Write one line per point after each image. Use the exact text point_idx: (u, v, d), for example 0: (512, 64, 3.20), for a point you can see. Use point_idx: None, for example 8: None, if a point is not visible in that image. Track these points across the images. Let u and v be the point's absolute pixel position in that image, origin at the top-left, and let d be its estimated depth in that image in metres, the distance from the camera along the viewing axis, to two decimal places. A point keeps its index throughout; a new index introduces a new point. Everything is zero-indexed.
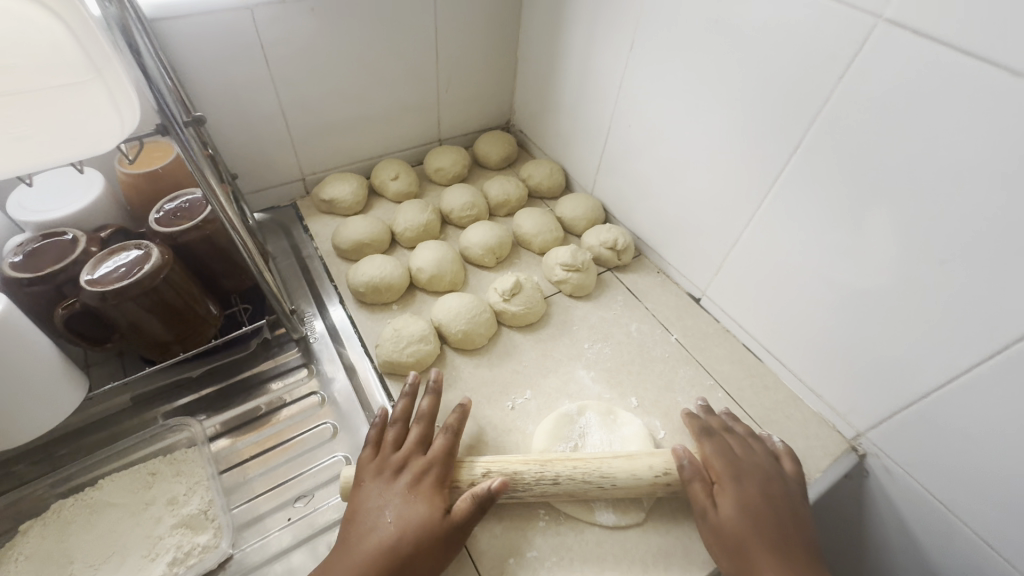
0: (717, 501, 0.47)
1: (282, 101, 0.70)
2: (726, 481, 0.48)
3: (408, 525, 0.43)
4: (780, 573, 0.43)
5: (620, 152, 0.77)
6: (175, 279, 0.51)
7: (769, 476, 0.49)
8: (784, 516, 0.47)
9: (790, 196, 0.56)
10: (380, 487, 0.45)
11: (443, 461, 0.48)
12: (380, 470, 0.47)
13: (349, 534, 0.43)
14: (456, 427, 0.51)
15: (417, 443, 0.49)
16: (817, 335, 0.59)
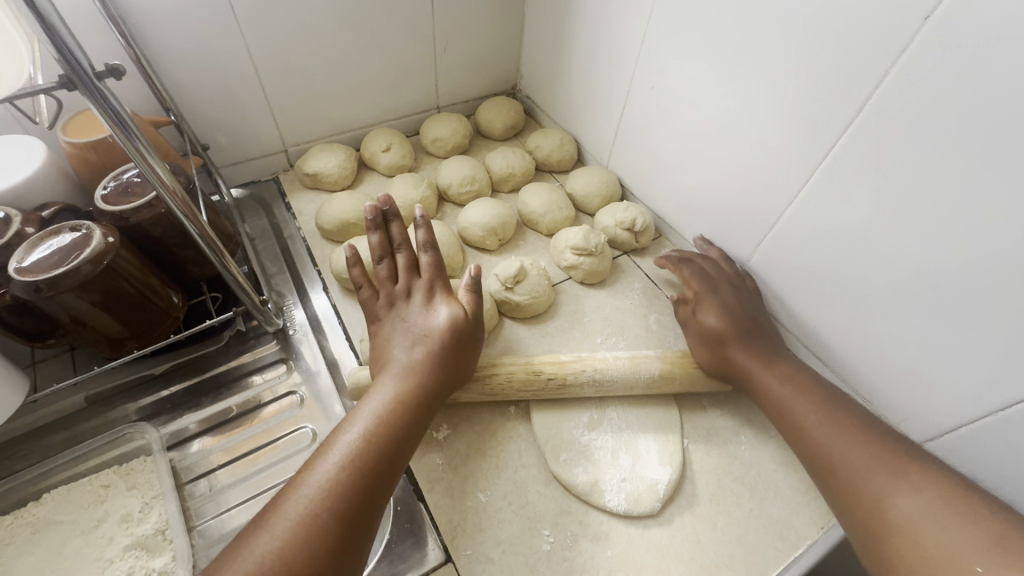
0: (700, 312, 0.54)
1: (255, 62, 0.62)
2: (706, 296, 0.54)
3: (435, 324, 0.46)
4: (751, 357, 0.50)
5: (639, 119, 0.67)
6: (122, 267, 0.44)
7: (736, 284, 0.56)
8: (757, 320, 0.53)
9: (843, 170, 0.47)
10: (397, 315, 0.48)
11: (437, 271, 0.50)
12: (392, 298, 0.49)
13: (387, 353, 0.46)
14: (429, 238, 0.51)
15: (409, 268, 0.50)
16: (869, 335, 0.50)
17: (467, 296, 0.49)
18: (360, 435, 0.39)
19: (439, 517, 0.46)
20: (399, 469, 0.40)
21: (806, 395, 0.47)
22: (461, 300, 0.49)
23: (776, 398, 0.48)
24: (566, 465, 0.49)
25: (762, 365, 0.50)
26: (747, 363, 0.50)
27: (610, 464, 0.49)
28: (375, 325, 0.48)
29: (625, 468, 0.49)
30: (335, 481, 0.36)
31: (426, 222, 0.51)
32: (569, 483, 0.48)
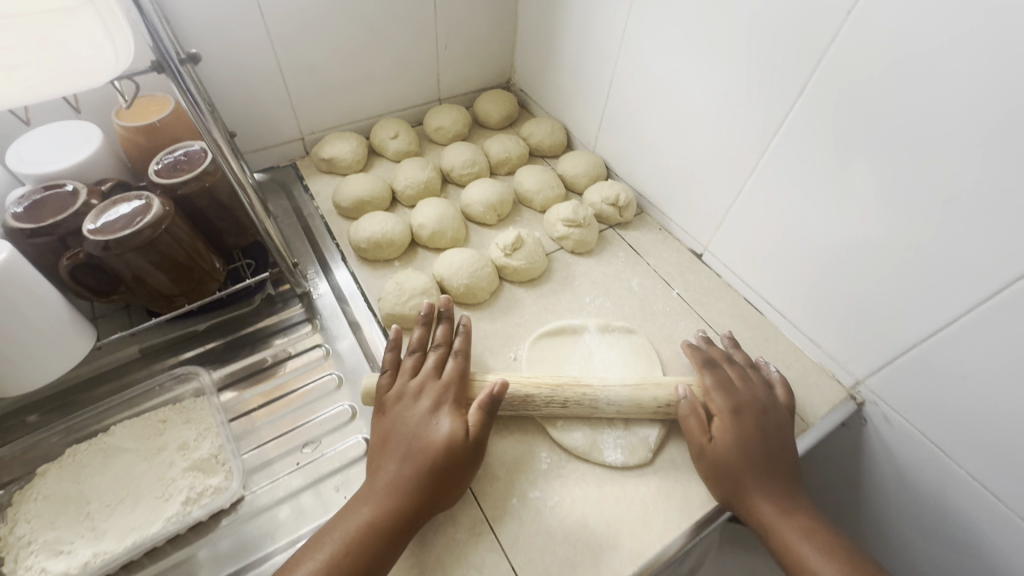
0: (713, 436, 0.50)
1: (278, 56, 0.69)
2: (726, 415, 0.51)
3: (431, 440, 0.46)
4: (766, 497, 0.47)
5: (623, 108, 0.75)
6: (178, 231, 0.51)
7: (763, 403, 0.52)
8: (777, 443, 0.50)
9: (792, 142, 0.55)
10: (403, 411, 0.48)
11: (458, 382, 0.51)
12: (403, 394, 0.49)
13: (380, 461, 0.46)
14: (465, 348, 0.54)
15: (432, 369, 0.52)
16: (821, 288, 0.58)
17: (476, 414, 0.49)
18: (324, 563, 0.40)
19: None
20: None
21: (809, 540, 0.45)
22: (468, 416, 0.48)
23: (778, 540, 0.45)
24: (564, 430, 0.54)
25: (772, 509, 0.46)
26: (760, 503, 0.47)
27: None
28: (380, 413, 0.49)
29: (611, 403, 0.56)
30: None
31: (468, 335, 0.55)
32: (570, 446, 0.53)
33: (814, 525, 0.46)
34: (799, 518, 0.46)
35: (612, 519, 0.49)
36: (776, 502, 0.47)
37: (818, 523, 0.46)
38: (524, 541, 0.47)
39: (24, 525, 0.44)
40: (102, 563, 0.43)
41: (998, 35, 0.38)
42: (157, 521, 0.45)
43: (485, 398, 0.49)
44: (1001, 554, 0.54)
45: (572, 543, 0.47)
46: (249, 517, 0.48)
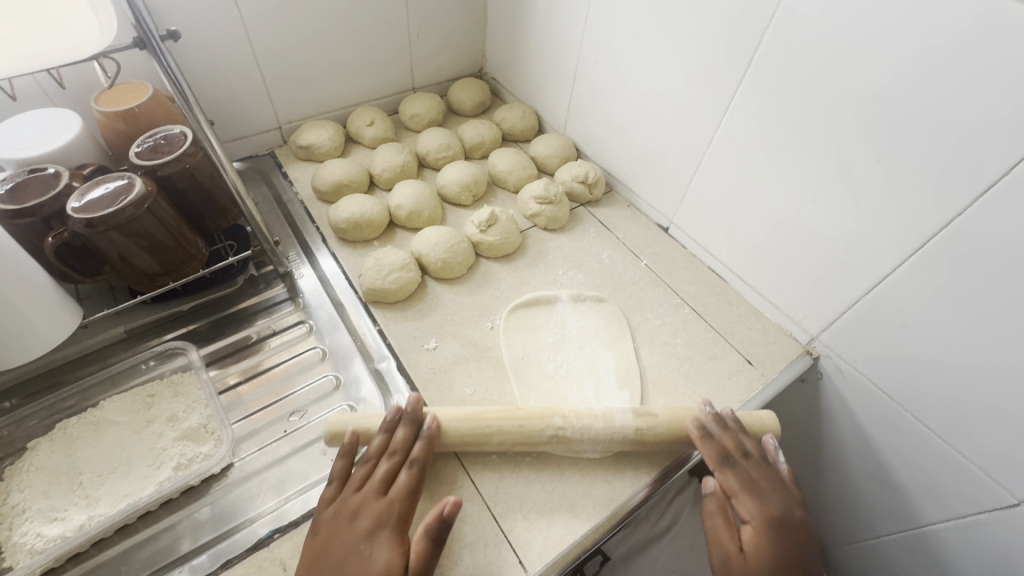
0: (743, 545, 0.46)
1: (253, 45, 0.70)
2: (761, 526, 0.46)
3: None
4: None
5: (590, 93, 0.78)
6: (160, 210, 0.52)
7: (790, 512, 0.47)
8: (803, 563, 0.45)
9: (746, 114, 0.58)
10: (336, 535, 0.42)
11: (405, 497, 0.45)
12: (343, 512, 0.44)
13: None
14: (423, 458, 0.47)
15: (381, 483, 0.46)
16: (776, 252, 0.63)
17: (421, 541, 0.43)
18: None
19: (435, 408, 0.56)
20: None
21: None
22: (413, 546, 0.43)
23: None
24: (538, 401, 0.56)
25: None
26: None
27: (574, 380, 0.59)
28: (312, 534, 0.43)
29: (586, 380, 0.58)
30: None
31: (429, 441, 0.49)
32: None
33: None
34: None
35: (586, 469, 0.52)
36: None
37: None
38: (503, 492, 0.50)
39: (18, 494, 0.45)
40: (98, 526, 0.44)
41: (921, 4, 0.42)
42: (149, 486, 0.47)
43: (434, 519, 0.44)
44: (942, 490, 0.59)
45: (548, 492, 0.50)
46: (239, 482, 0.50)
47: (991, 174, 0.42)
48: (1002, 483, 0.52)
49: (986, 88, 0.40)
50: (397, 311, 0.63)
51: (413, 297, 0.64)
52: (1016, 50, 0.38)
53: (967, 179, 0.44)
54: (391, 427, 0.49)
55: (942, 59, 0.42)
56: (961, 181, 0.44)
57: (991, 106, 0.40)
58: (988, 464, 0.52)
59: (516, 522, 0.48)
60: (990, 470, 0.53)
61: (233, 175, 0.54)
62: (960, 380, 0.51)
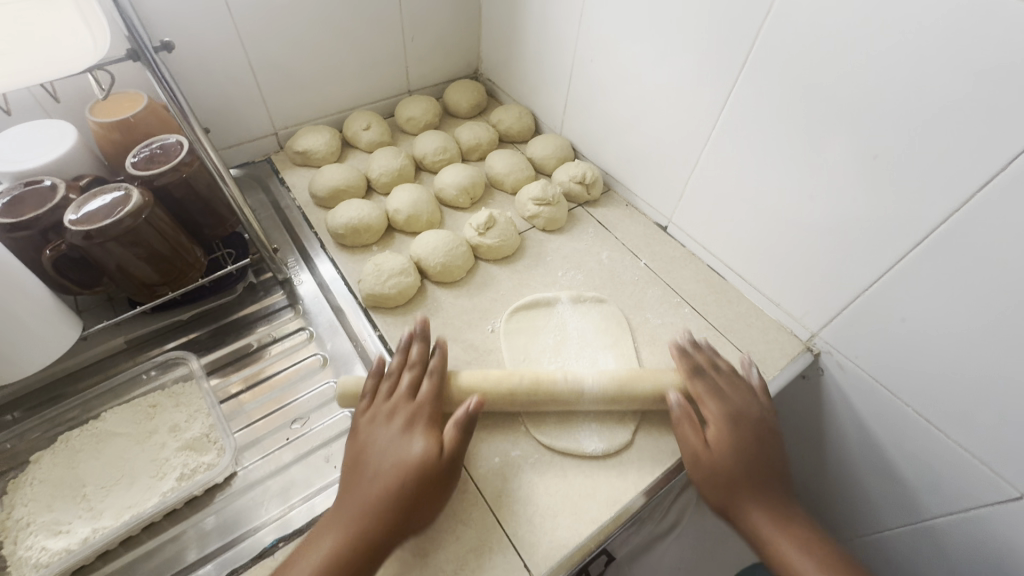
0: (709, 442, 0.49)
1: (247, 50, 0.70)
2: (721, 426, 0.50)
3: (404, 463, 0.45)
4: (766, 515, 0.47)
5: (587, 92, 0.78)
6: (158, 220, 0.52)
7: (751, 413, 0.51)
8: (772, 453, 0.50)
9: (743, 111, 0.58)
10: (376, 432, 0.47)
11: (432, 401, 0.50)
12: (375, 416, 0.49)
13: (352, 483, 0.45)
14: (441, 369, 0.53)
15: (409, 390, 0.51)
16: (775, 249, 0.63)
17: (452, 432, 0.48)
18: None
19: None
20: None
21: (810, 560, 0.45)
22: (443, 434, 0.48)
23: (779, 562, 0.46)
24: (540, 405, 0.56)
25: (769, 522, 0.47)
26: (758, 519, 0.47)
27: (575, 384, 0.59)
28: (354, 435, 0.48)
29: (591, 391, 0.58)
30: None
31: (444, 356, 0.54)
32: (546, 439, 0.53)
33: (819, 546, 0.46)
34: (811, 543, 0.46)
35: (589, 470, 0.52)
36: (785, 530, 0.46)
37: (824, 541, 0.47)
38: (506, 496, 0.50)
39: (21, 508, 0.45)
40: (102, 539, 0.44)
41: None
42: (152, 497, 0.47)
43: (461, 415, 0.49)
44: (945, 484, 0.59)
45: (552, 494, 0.50)
46: (242, 490, 0.50)
47: (990, 169, 0.42)
48: (1004, 476, 0.52)
49: (984, 82, 0.40)
50: (398, 316, 0.62)
51: (413, 301, 0.64)
52: (1012, 43, 0.38)
53: (965, 173, 0.44)
54: (407, 344, 0.54)
55: (938, 54, 0.42)
56: (959, 176, 0.44)
57: (988, 101, 0.40)
58: (990, 458, 0.52)
59: (521, 525, 0.48)
60: (992, 464, 0.53)
61: (231, 184, 0.54)
62: (962, 374, 0.51)
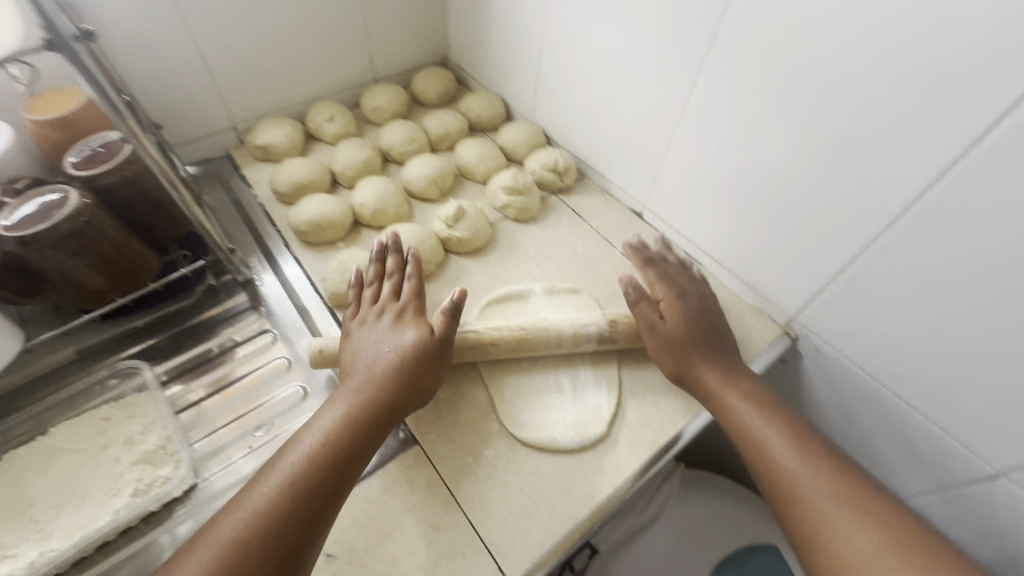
0: (664, 315, 0.56)
1: (197, 40, 0.66)
2: (670, 300, 0.57)
3: (399, 345, 0.50)
4: (712, 368, 0.53)
5: (556, 77, 0.76)
6: (101, 223, 0.49)
7: (698, 296, 0.59)
8: (716, 326, 0.57)
9: (713, 91, 0.57)
10: (367, 326, 0.52)
11: (418, 298, 0.55)
12: (366, 313, 0.53)
13: (351, 367, 0.49)
14: (419, 272, 0.57)
15: (396, 293, 0.55)
16: (751, 233, 0.61)
17: (440, 320, 0.52)
18: (310, 452, 0.42)
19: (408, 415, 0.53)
20: (348, 484, 0.43)
21: (747, 403, 0.51)
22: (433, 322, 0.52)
23: (725, 411, 0.51)
24: (514, 402, 0.54)
25: (715, 374, 0.53)
26: (701, 369, 0.53)
27: (549, 378, 0.57)
28: (346, 336, 0.52)
29: (566, 388, 0.56)
30: (273, 502, 0.39)
31: (419, 264, 0.59)
32: (521, 436, 0.52)
33: (768, 399, 0.51)
34: (760, 397, 0.51)
35: (564, 466, 0.51)
36: (732, 384, 0.52)
37: (776, 399, 0.52)
38: (480, 497, 0.48)
39: None
40: (50, 562, 0.42)
41: None
42: (105, 515, 0.45)
43: (448, 305, 0.53)
44: (925, 465, 0.58)
45: (527, 493, 0.49)
46: (203, 504, 0.48)
47: (961, 146, 0.41)
48: (982, 455, 0.52)
49: (952, 54, 0.39)
50: None
51: None
52: (981, 12, 0.36)
53: (937, 149, 0.42)
54: (380, 256, 0.58)
55: (906, 27, 0.40)
56: (931, 152, 0.43)
57: (959, 74, 0.39)
58: (968, 438, 0.52)
59: (495, 527, 0.47)
60: (970, 444, 0.52)
61: (184, 189, 0.52)
62: (938, 355, 0.50)
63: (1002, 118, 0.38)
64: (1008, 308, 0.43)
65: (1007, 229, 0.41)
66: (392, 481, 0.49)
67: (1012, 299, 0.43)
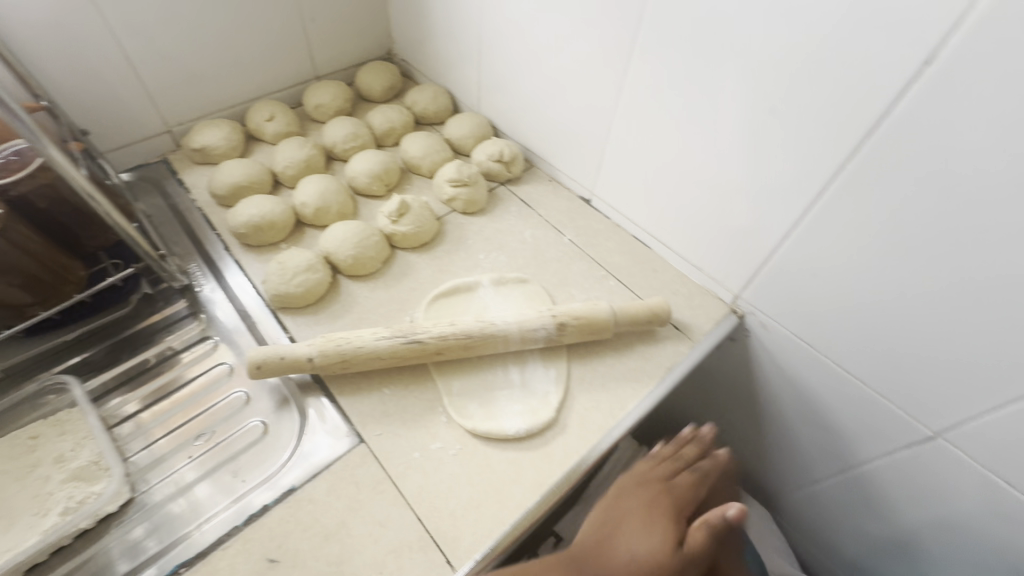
0: (678, 483, 0.54)
1: (121, 41, 0.64)
2: (684, 470, 0.55)
3: (641, 557, 0.46)
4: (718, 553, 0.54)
5: (498, 67, 0.75)
6: (16, 235, 0.47)
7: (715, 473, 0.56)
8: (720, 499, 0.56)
9: (646, 73, 0.57)
10: (632, 524, 0.49)
11: (688, 497, 0.53)
12: (649, 479, 0.54)
13: (606, 548, 0.48)
14: (703, 467, 0.56)
15: (690, 484, 0.54)
16: (693, 213, 0.62)
17: (701, 533, 0.46)
18: None
19: (353, 413, 0.52)
20: None
21: None
22: (694, 530, 0.46)
23: None
24: (462, 396, 0.54)
25: None
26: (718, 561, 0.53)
27: (498, 369, 0.57)
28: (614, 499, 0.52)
29: (515, 380, 0.56)
30: None
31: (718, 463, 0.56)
32: (469, 427, 0.51)
33: None
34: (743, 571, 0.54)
35: (512, 456, 0.51)
36: None
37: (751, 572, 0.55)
38: (427, 491, 0.48)
39: None
40: None
41: None
42: (33, 536, 0.44)
43: (717, 518, 0.46)
44: (869, 432, 0.60)
45: (476, 485, 0.49)
46: (139, 518, 0.47)
47: (875, 113, 0.42)
48: (917, 417, 0.54)
49: (862, 25, 0.40)
50: (309, 315, 0.59)
51: (326, 298, 0.61)
52: None
53: (854, 119, 0.43)
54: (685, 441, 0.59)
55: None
56: (848, 123, 0.44)
57: (866, 41, 0.40)
58: (905, 401, 0.54)
59: (443, 521, 0.46)
60: (907, 407, 0.54)
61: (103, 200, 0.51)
62: (870, 321, 0.51)
63: (908, 86, 0.39)
64: (929, 269, 0.45)
65: (922, 193, 0.42)
66: (337, 481, 0.48)
67: (932, 261, 0.44)
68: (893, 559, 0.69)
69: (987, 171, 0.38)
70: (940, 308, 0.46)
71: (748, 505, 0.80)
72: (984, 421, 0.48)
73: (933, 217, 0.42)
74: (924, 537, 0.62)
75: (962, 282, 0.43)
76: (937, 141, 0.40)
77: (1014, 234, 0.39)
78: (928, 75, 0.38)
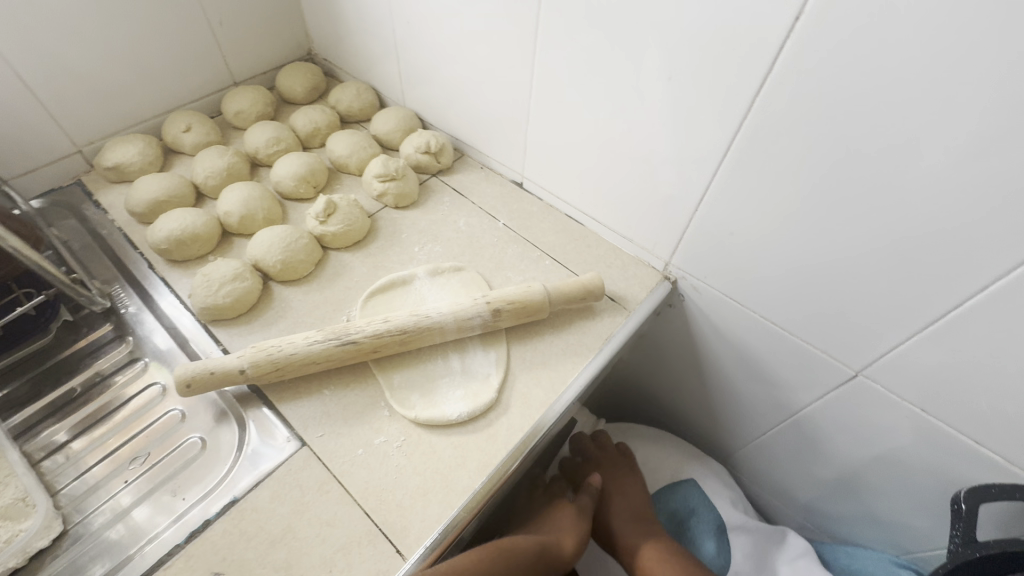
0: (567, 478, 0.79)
1: (12, 61, 0.61)
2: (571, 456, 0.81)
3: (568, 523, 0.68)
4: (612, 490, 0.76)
5: (416, 58, 0.75)
6: None
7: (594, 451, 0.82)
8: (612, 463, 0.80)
9: (554, 51, 0.58)
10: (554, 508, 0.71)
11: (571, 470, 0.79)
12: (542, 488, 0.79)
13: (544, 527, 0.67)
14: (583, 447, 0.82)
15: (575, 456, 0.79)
16: (616, 184, 0.63)
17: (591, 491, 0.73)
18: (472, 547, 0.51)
19: (294, 418, 0.52)
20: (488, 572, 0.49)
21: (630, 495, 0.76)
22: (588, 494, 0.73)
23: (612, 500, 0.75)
24: (402, 389, 0.54)
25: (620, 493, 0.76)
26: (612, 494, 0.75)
27: (438, 359, 0.57)
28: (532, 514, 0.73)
29: (456, 368, 0.56)
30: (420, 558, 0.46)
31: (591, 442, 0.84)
32: (411, 417, 0.52)
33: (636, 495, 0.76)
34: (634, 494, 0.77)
35: (457, 441, 0.51)
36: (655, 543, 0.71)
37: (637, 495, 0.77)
38: (374, 484, 0.48)
39: None
40: None
41: None
42: None
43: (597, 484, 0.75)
44: (802, 379, 0.63)
45: (420, 474, 0.49)
46: (75, 548, 0.46)
47: (763, 69, 0.44)
48: (841, 359, 0.57)
49: None
50: (242, 325, 0.58)
51: (259, 306, 0.60)
52: None
53: (745, 78, 0.45)
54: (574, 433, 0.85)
55: None
56: (740, 83, 0.46)
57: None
58: (828, 345, 0.57)
59: (391, 512, 0.47)
60: (830, 350, 0.57)
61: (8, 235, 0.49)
62: (787, 271, 0.54)
63: (785, 41, 0.41)
64: (831, 214, 0.47)
65: (815, 143, 0.44)
66: (279, 487, 0.47)
67: (832, 205, 0.46)
68: (839, 495, 0.72)
69: (865, 114, 0.40)
70: (846, 250, 0.48)
71: (706, 464, 0.83)
72: (896, 353, 0.51)
73: (827, 165, 0.45)
74: (863, 471, 0.66)
75: (860, 223, 0.46)
76: (818, 90, 0.42)
77: (896, 171, 0.41)
78: (803, 26, 0.40)
